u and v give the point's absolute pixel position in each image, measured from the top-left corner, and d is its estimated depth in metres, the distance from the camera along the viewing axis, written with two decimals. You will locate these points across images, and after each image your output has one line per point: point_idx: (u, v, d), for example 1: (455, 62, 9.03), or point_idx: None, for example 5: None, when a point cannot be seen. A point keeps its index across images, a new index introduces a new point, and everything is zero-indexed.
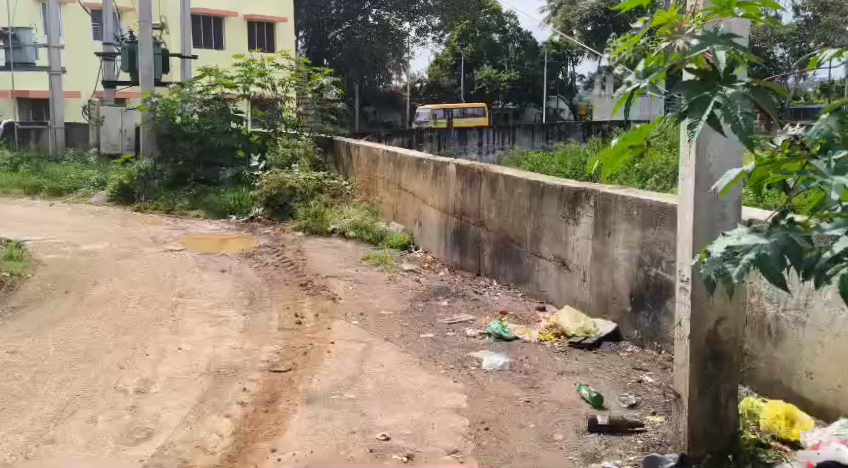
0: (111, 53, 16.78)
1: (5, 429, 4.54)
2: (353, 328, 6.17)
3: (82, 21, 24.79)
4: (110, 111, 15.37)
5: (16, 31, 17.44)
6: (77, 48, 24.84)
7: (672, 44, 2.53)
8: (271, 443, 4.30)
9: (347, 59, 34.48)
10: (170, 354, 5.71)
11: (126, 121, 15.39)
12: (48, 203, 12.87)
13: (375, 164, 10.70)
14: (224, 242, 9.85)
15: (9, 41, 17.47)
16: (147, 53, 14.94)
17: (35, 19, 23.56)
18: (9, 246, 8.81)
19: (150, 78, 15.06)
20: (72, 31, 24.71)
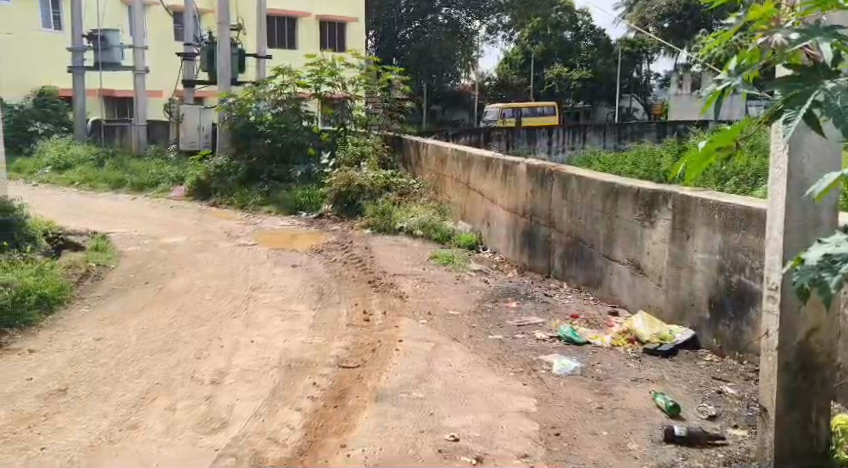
0: (190, 53, 17.29)
1: (90, 414, 4.73)
2: (420, 327, 6.17)
3: (164, 23, 25.62)
4: (189, 109, 15.84)
5: (104, 32, 18.18)
6: (160, 48, 25.66)
7: (768, 39, 2.45)
8: (341, 439, 4.35)
9: (416, 58, 34.50)
10: (243, 346, 5.83)
11: (204, 119, 16.04)
12: (131, 197, 13.36)
13: (443, 163, 10.71)
14: (295, 238, 10.01)
15: (97, 42, 18.21)
16: (225, 52, 15.31)
17: (121, 20, 24.43)
18: (95, 237, 9.17)
19: (227, 78, 15.41)
20: (156, 33, 25.55)
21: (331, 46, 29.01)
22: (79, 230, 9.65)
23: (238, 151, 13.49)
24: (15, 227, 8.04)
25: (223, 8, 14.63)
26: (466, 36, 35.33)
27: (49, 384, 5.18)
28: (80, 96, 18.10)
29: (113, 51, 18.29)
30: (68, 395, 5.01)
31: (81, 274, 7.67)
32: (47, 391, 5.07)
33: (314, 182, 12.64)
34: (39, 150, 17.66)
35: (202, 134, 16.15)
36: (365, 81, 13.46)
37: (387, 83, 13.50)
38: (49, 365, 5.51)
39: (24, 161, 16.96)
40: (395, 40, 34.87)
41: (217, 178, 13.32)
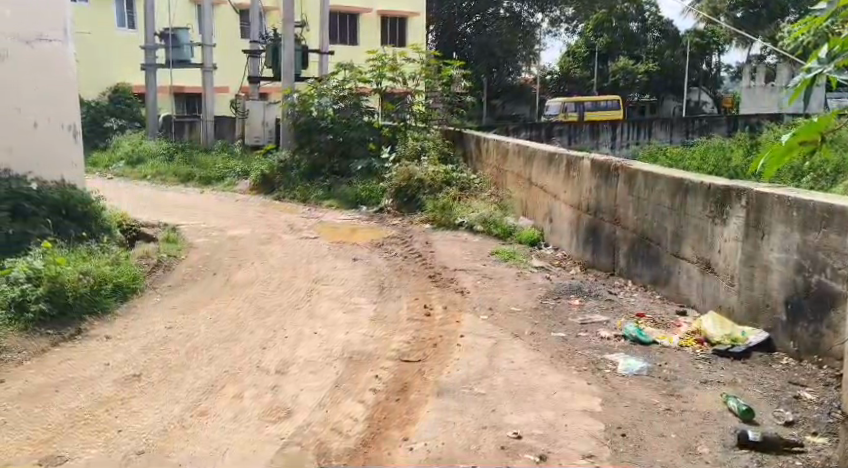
0: (257, 51, 17.60)
1: (163, 399, 4.87)
2: (481, 322, 6.16)
3: (233, 22, 26.12)
4: (255, 104, 16.24)
5: (175, 31, 18.67)
6: (228, 46, 26.16)
7: None
8: (404, 432, 4.38)
9: (477, 52, 34.34)
10: (306, 338, 5.92)
11: (268, 114, 16.35)
12: (199, 191, 13.68)
13: (504, 158, 10.65)
14: (357, 232, 10.09)
15: (168, 40, 18.70)
16: (290, 49, 15.52)
17: (190, 18, 25.03)
18: (166, 229, 9.43)
19: (291, 75, 15.60)
20: (224, 31, 26.05)
21: (391, 41, 29.14)
22: (151, 222, 9.94)
23: (300, 145, 13.67)
24: (91, 220, 8.34)
25: (287, 5, 14.84)
26: (527, 29, 35.12)
27: (125, 369, 5.36)
28: (152, 92, 18.56)
29: (183, 49, 18.75)
30: (144, 379, 5.18)
31: (153, 264, 7.88)
32: (123, 376, 5.24)
33: (374, 176, 12.57)
34: (113, 145, 18.22)
35: (267, 131, 16.45)
36: (426, 78, 13.63)
37: (446, 78, 13.57)
38: (125, 351, 5.69)
39: (99, 155, 17.54)
40: (455, 35, 34.83)
41: (280, 172, 13.61)
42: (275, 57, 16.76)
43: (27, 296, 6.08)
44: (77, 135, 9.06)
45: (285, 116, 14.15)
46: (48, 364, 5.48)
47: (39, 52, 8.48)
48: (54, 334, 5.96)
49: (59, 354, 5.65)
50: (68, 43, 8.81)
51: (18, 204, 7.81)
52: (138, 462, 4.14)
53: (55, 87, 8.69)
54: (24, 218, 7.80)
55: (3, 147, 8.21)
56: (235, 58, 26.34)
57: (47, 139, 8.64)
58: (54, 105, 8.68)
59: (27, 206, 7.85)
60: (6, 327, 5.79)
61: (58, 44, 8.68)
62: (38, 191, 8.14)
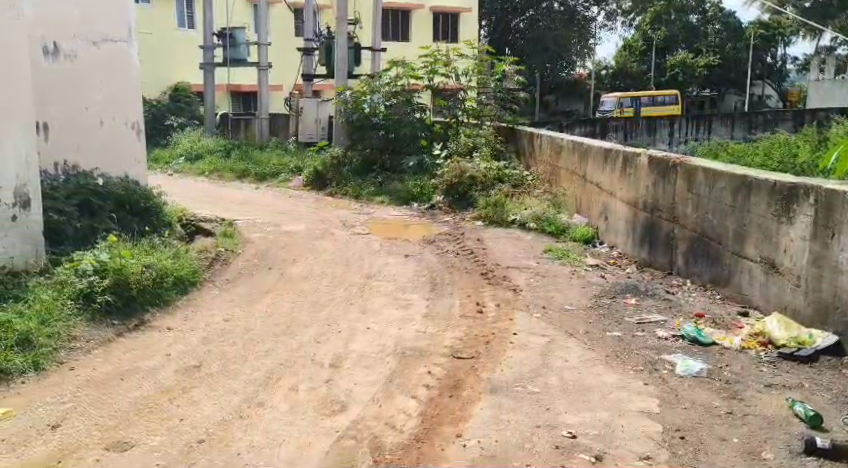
0: (311, 49, 17.82)
1: (222, 389, 4.97)
2: (535, 320, 6.12)
3: (287, 20, 26.44)
4: (309, 102, 16.37)
5: (232, 30, 18.95)
6: (282, 44, 26.48)
7: None
8: (457, 429, 4.38)
9: (531, 47, 33.99)
10: (360, 333, 5.95)
11: (321, 111, 16.48)
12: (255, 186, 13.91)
13: (558, 154, 10.55)
14: (407, 228, 10.15)
15: (226, 40, 19.01)
16: (342, 47, 15.62)
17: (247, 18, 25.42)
18: (223, 224, 9.59)
19: (344, 72, 15.71)
20: (279, 30, 26.41)
21: (444, 36, 29.03)
22: (209, 217, 10.11)
23: (353, 142, 13.72)
24: (153, 214, 8.55)
25: (341, 3, 14.93)
26: (582, 23, 34.23)
27: (185, 360, 5.46)
28: (209, 90, 18.89)
29: (240, 48, 19.04)
30: (203, 370, 5.27)
31: (212, 258, 8.04)
32: (183, 367, 5.35)
33: (426, 173, 12.65)
34: (172, 142, 18.63)
35: (320, 128, 16.60)
36: (478, 73, 13.63)
37: (499, 75, 13.57)
38: (186, 343, 5.81)
39: (160, 152, 17.96)
40: (507, 29, 34.63)
41: (333, 169, 13.61)
42: (328, 55, 16.89)
43: (94, 288, 6.27)
44: (138, 133, 9.28)
45: (338, 114, 14.27)
46: (113, 353, 5.64)
47: (105, 52, 8.70)
48: (119, 325, 6.14)
49: (123, 344, 5.82)
50: (132, 43, 9.02)
51: (86, 200, 8.05)
52: (199, 450, 4.23)
53: (119, 86, 8.92)
54: (90, 212, 8.03)
55: (73, 144, 8.48)
56: (288, 57, 26.50)
57: (111, 137, 8.87)
58: (118, 104, 8.91)
59: (93, 200, 8.07)
60: (74, 318, 5.98)
61: (123, 44, 8.89)
62: (104, 186, 8.37)
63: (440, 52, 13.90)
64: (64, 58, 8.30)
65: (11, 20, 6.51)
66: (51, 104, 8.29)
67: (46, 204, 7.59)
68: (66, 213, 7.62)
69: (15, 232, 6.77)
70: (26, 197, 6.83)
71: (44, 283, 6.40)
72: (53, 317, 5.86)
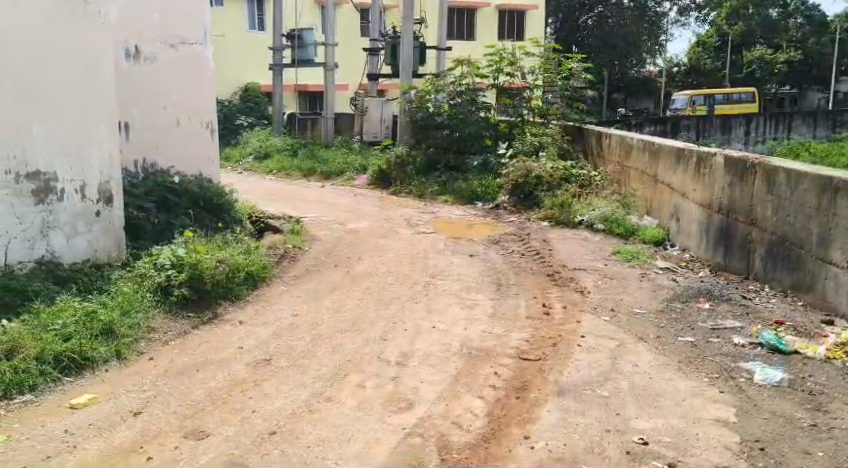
0: (376, 49, 17.93)
1: (292, 383, 5.05)
2: (603, 323, 6.02)
3: (353, 20, 26.63)
4: (374, 103, 16.58)
5: (301, 31, 19.28)
6: (348, 44, 26.73)
7: None
8: (524, 430, 4.35)
9: (599, 44, 33.27)
10: (425, 331, 5.96)
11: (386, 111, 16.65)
12: (320, 185, 14.03)
13: (628, 154, 10.36)
14: (471, 227, 10.13)
15: (294, 41, 19.34)
16: (409, 45, 15.60)
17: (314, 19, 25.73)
18: (291, 220, 9.74)
19: (409, 71, 15.72)
20: (345, 30, 26.67)
21: (510, 35, 28.73)
22: (277, 214, 10.27)
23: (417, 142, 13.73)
24: (226, 211, 8.74)
25: (407, 4, 14.96)
26: (654, 19, 33.42)
27: (256, 354, 5.57)
28: (278, 91, 19.22)
29: (308, 48, 19.32)
30: (273, 364, 5.37)
31: (280, 254, 8.17)
32: (255, 360, 5.46)
33: (490, 173, 12.59)
34: (243, 141, 19.02)
35: (384, 127, 16.92)
36: (545, 72, 13.46)
37: (567, 72, 13.38)
38: (256, 337, 5.92)
39: (231, 151, 18.36)
40: (576, 27, 33.63)
41: (397, 168, 13.62)
42: (394, 55, 16.99)
43: (171, 282, 6.51)
44: (212, 132, 9.45)
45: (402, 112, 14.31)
46: (188, 345, 5.80)
47: (182, 54, 8.94)
48: (194, 317, 6.32)
49: (198, 336, 5.98)
50: (208, 46, 9.21)
51: (163, 196, 8.28)
52: (271, 442, 4.31)
53: (195, 88, 9.15)
54: (166, 209, 8.27)
55: (151, 144, 8.76)
56: (355, 58, 26.82)
57: (187, 137, 9.10)
58: (193, 105, 9.14)
59: (170, 197, 8.31)
60: (153, 309, 6.19)
61: (199, 47, 9.10)
62: (179, 183, 8.60)
63: (506, 51, 13.87)
64: (144, 61, 8.61)
65: (93, 26, 6.70)
66: (133, 107, 8.63)
67: (127, 200, 7.85)
68: (146, 209, 7.87)
69: (99, 226, 7.00)
70: (109, 193, 7.05)
71: (125, 276, 6.66)
72: (134, 309, 6.07)
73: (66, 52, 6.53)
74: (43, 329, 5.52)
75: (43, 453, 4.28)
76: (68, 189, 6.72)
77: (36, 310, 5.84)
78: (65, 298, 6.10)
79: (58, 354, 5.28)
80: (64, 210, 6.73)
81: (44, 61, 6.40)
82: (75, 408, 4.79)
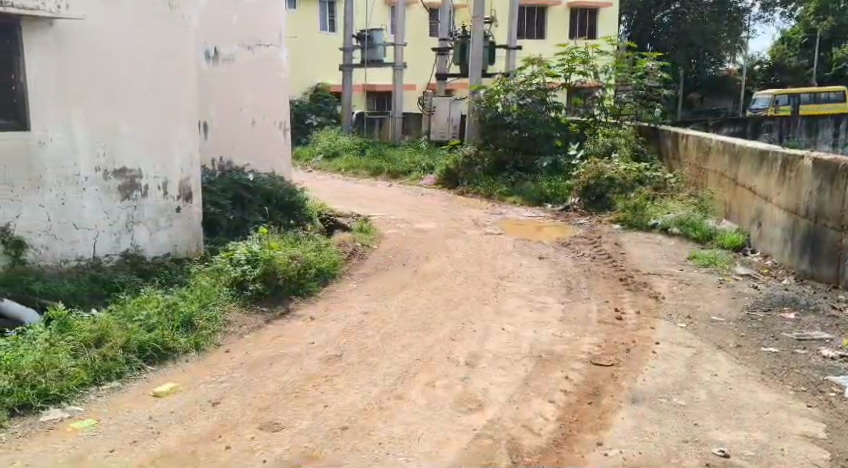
0: (445, 48, 17.90)
1: (362, 380, 5.09)
2: (679, 331, 5.87)
3: (421, 20, 26.55)
4: (441, 102, 16.50)
5: (370, 32, 19.37)
6: (416, 44, 26.68)
7: None
8: (597, 437, 4.28)
9: (675, 41, 32.13)
10: (494, 333, 5.93)
11: (453, 111, 16.58)
12: (388, 185, 14.06)
13: (706, 156, 10.09)
14: (540, 229, 10.04)
15: (364, 41, 19.48)
16: (478, 45, 15.43)
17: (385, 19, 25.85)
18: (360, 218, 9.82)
19: (478, 71, 15.56)
20: (413, 29, 26.56)
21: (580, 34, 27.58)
22: (346, 212, 10.39)
23: (485, 142, 13.51)
24: (299, 209, 8.89)
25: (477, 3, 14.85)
26: (735, 15, 32.30)
27: (327, 350, 5.65)
28: (348, 91, 19.43)
29: (377, 49, 19.37)
30: (343, 360, 5.43)
31: (350, 252, 8.27)
32: (326, 356, 5.53)
33: (561, 174, 12.45)
34: (313, 141, 19.32)
35: (451, 126, 16.69)
36: (617, 71, 13.35)
37: (641, 71, 13.15)
38: (326, 333, 5.99)
39: (302, 150, 18.66)
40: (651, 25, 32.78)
41: (464, 169, 13.58)
42: (463, 54, 16.95)
43: (246, 276, 6.67)
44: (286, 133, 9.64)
45: (470, 112, 14.23)
46: (262, 338, 5.93)
47: (261, 56, 9.15)
48: (268, 311, 6.45)
49: (271, 331, 6.10)
50: (284, 48, 9.40)
51: (238, 194, 8.44)
52: (343, 437, 4.36)
53: (272, 88, 9.35)
54: (242, 206, 8.43)
55: (227, 144, 9.02)
56: (422, 57, 26.77)
57: (262, 136, 9.30)
58: (270, 105, 9.35)
59: (245, 195, 8.46)
60: (229, 303, 6.35)
61: (275, 48, 9.28)
62: (254, 182, 8.76)
63: (579, 49, 13.76)
64: (222, 62, 8.86)
65: (178, 28, 6.92)
66: (211, 106, 8.81)
67: (205, 198, 8.08)
68: (222, 205, 8.08)
69: (178, 221, 7.22)
70: (189, 191, 7.29)
71: (203, 270, 6.85)
72: (211, 302, 6.24)
73: (151, 53, 6.76)
74: (129, 319, 5.73)
75: (129, 437, 4.43)
76: (152, 186, 6.96)
77: (123, 301, 6.05)
78: (148, 290, 6.29)
79: (143, 344, 5.46)
80: (148, 207, 6.97)
81: (131, 62, 6.63)
82: (157, 396, 4.95)
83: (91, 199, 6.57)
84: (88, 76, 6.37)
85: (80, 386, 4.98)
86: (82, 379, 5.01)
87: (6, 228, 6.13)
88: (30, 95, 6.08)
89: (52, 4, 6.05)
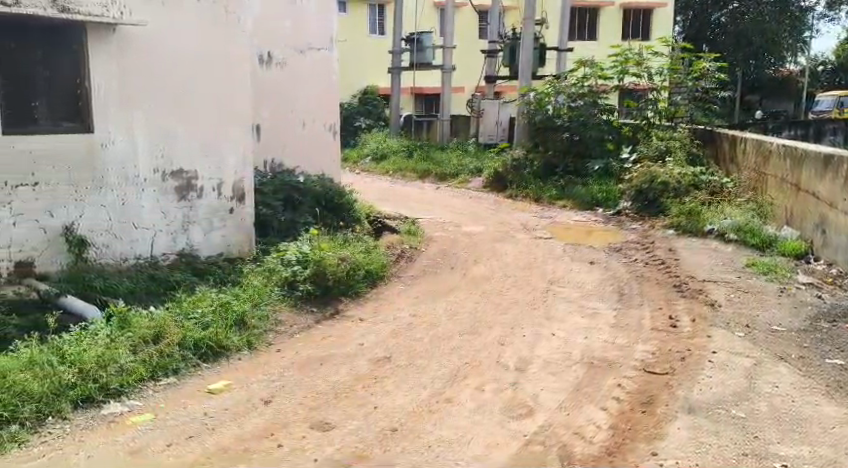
0: (495, 50, 17.82)
1: (412, 382, 5.10)
2: (737, 340, 5.72)
3: (471, 22, 26.36)
4: (489, 104, 16.55)
5: (419, 35, 19.41)
6: (466, 46, 26.57)
7: None
8: (652, 446, 4.21)
9: (733, 42, 30.88)
10: (544, 338, 5.88)
11: (502, 113, 16.63)
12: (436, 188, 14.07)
13: (766, 161, 9.85)
14: (591, 234, 9.92)
15: (414, 44, 19.50)
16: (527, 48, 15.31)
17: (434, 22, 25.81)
18: (408, 220, 9.84)
19: (528, 74, 15.44)
20: (464, 31, 26.43)
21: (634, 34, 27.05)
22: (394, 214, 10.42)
23: (536, 145, 13.48)
24: (348, 210, 8.94)
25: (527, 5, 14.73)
26: (798, 15, 31.25)
27: (377, 351, 5.66)
28: (397, 94, 19.50)
29: (426, 51, 19.34)
30: (392, 362, 5.44)
31: (399, 254, 8.31)
32: (376, 357, 5.56)
33: (612, 178, 12.25)
34: (362, 143, 19.45)
35: (501, 128, 16.77)
36: (673, 73, 12.97)
37: (696, 72, 12.84)
38: (375, 334, 6.02)
39: (351, 151, 18.81)
40: (708, 24, 32.01)
41: (513, 170, 13.56)
42: (512, 56, 16.87)
43: (297, 277, 6.75)
44: (335, 134, 9.71)
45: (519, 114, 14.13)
46: (312, 338, 5.98)
47: (311, 59, 9.28)
48: (318, 311, 6.50)
49: (322, 331, 6.14)
50: (336, 51, 9.50)
51: (290, 196, 8.53)
52: (393, 438, 4.37)
53: (323, 92, 9.48)
54: (293, 207, 8.51)
55: (279, 145, 9.17)
56: (472, 59, 26.71)
57: (313, 138, 9.44)
58: (320, 108, 9.48)
59: (296, 196, 8.55)
60: (280, 302, 6.42)
61: (325, 52, 9.39)
62: (304, 183, 8.82)
63: (630, 51, 13.41)
64: (275, 67, 9.00)
65: (235, 32, 7.02)
66: (263, 109, 8.98)
67: (257, 199, 8.19)
68: (273, 206, 8.18)
69: (232, 222, 7.33)
70: (242, 191, 7.36)
71: (256, 270, 6.96)
72: (263, 302, 6.32)
73: (206, 57, 6.86)
74: (185, 316, 5.84)
75: (185, 432, 4.51)
76: (207, 186, 7.09)
77: (178, 299, 6.17)
78: (203, 288, 6.41)
79: (198, 341, 5.56)
80: (203, 207, 7.10)
81: (186, 67, 6.76)
82: (211, 393, 5.03)
83: (148, 200, 6.72)
84: (147, 79, 6.53)
85: (139, 381, 5.09)
86: (141, 374, 5.12)
87: (70, 227, 6.30)
88: (94, 99, 6.25)
89: (115, 11, 6.19)
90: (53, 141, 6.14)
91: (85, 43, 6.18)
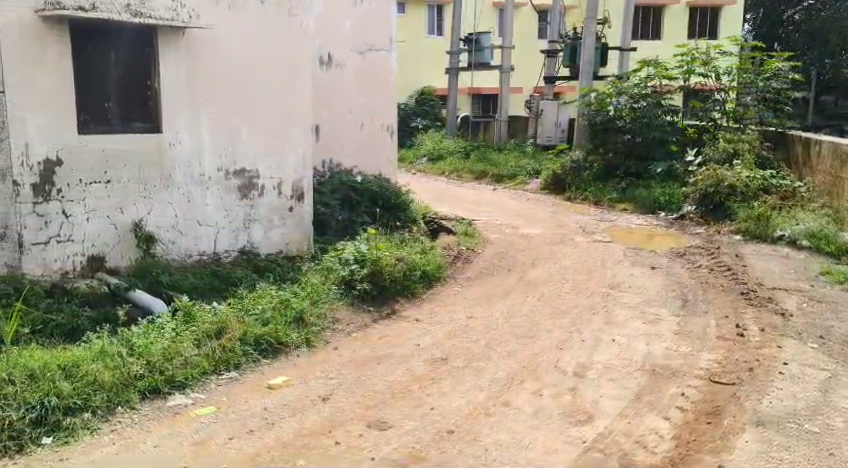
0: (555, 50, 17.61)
1: (469, 384, 5.06)
2: (810, 352, 5.50)
3: (530, 23, 26.11)
4: (548, 105, 16.18)
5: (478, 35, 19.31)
6: (525, 47, 26.33)
7: None
8: (718, 459, 4.08)
9: (806, 40, 29.67)
10: (603, 344, 5.76)
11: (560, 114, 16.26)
12: (492, 189, 13.99)
13: (843, 164, 9.47)
14: (651, 238, 9.72)
15: (472, 45, 19.40)
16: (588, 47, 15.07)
17: (493, 22, 25.66)
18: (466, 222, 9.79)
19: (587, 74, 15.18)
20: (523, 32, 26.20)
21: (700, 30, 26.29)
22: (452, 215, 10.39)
23: (595, 146, 13.34)
24: (404, 210, 8.93)
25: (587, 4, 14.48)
26: None
27: (433, 352, 5.64)
28: (453, 94, 19.48)
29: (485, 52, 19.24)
30: (449, 364, 5.41)
31: (455, 255, 8.28)
32: (432, 358, 5.52)
33: (676, 181, 11.99)
34: (419, 143, 19.47)
35: (559, 130, 16.39)
36: (742, 73, 12.52)
37: (768, 71, 12.32)
38: (431, 335, 5.99)
39: (407, 152, 18.85)
40: (780, 22, 30.95)
41: (571, 172, 13.48)
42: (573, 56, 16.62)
43: (354, 276, 6.76)
44: (392, 133, 9.83)
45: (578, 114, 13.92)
46: (369, 337, 5.99)
47: (370, 60, 9.35)
48: (375, 311, 6.51)
49: (378, 330, 6.14)
50: (394, 51, 9.59)
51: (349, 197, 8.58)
52: (450, 440, 4.33)
53: (380, 91, 9.55)
54: (350, 207, 8.55)
55: (337, 146, 9.20)
56: (532, 59, 26.50)
57: (370, 138, 9.52)
58: (377, 108, 9.55)
59: (354, 196, 8.60)
60: (338, 301, 6.45)
61: (385, 53, 9.49)
62: (362, 183, 8.86)
63: (698, 51, 13.02)
64: (335, 67, 9.02)
65: (298, 33, 7.10)
66: (323, 109, 9.01)
67: (315, 198, 8.26)
68: (331, 206, 8.23)
69: (291, 220, 7.41)
70: (302, 190, 7.43)
71: (313, 268, 7.01)
72: (321, 300, 6.36)
73: (269, 58, 6.95)
74: (246, 313, 5.92)
75: (246, 426, 4.56)
76: (268, 185, 7.17)
77: (239, 295, 6.26)
78: (263, 285, 6.49)
79: (259, 337, 5.63)
80: (264, 206, 7.18)
81: (251, 67, 6.85)
82: (271, 389, 5.08)
83: (213, 198, 6.84)
84: (214, 80, 6.65)
85: (203, 374, 5.18)
86: (204, 367, 5.20)
87: (139, 224, 6.44)
88: (164, 99, 6.40)
89: (185, 15, 6.37)
90: (125, 139, 6.29)
91: (156, 44, 6.33)
